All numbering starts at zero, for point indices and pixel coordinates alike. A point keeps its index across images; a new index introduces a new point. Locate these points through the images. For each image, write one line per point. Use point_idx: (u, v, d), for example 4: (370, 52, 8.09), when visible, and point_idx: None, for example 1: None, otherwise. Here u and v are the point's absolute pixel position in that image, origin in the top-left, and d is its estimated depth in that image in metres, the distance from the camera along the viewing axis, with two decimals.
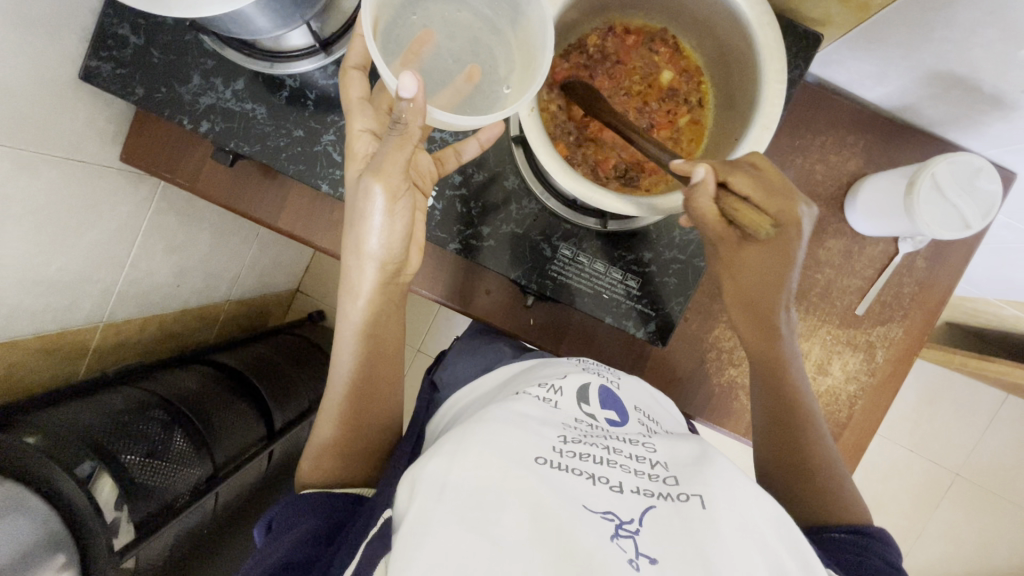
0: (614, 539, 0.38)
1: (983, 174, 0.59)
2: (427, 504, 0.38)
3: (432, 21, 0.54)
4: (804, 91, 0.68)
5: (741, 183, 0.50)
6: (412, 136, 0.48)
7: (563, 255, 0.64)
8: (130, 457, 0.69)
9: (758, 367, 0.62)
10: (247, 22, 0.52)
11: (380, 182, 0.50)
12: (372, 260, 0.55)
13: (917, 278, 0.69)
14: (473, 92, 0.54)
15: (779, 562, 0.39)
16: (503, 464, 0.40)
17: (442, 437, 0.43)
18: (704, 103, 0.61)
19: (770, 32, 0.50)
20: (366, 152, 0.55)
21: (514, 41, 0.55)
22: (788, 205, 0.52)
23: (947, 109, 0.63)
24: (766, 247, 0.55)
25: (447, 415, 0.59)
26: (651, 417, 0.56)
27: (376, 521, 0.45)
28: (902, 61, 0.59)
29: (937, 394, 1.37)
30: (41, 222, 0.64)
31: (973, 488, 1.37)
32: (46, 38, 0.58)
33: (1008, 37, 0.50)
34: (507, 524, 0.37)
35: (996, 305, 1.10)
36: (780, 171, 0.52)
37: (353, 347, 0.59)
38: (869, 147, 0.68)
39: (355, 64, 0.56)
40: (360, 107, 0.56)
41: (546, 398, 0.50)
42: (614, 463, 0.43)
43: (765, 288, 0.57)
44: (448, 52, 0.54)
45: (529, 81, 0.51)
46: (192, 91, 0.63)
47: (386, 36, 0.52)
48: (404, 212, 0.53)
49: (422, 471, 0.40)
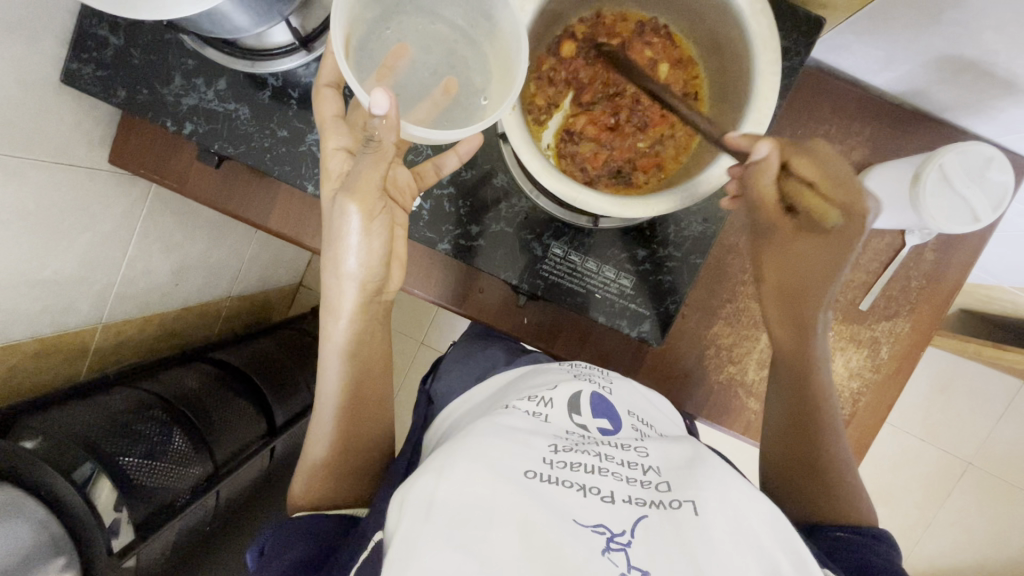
0: (605, 553, 0.37)
1: (995, 164, 0.56)
2: (414, 524, 0.37)
3: (405, 35, 0.52)
4: (805, 78, 0.65)
5: (805, 167, 0.51)
6: (387, 152, 0.47)
7: (555, 254, 0.63)
8: (130, 458, 0.70)
9: (784, 362, 0.61)
10: (224, 21, 0.51)
11: (356, 201, 0.49)
12: (351, 282, 0.54)
13: (925, 271, 0.67)
14: (451, 105, 0.52)
15: (772, 563, 0.38)
16: (492, 478, 0.39)
17: (431, 454, 0.42)
18: (700, 95, 0.58)
19: (763, 20, 0.48)
20: (341, 171, 0.53)
21: (489, 52, 0.53)
22: (855, 200, 0.52)
23: (957, 93, 0.60)
24: (828, 240, 0.55)
25: (443, 426, 0.58)
26: (646, 421, 0.55)
27: (366, 545, 0.45)
28: (909, 44, 0.56)
29: (950, 382, 1.34)
30: (31, 227, 0.64)
31: (985, 477, 1.35)
32: (25, 41, 0.57)
33: (1021, 18, 0.47)
34: (495, 541, 0.36)
35: (1012, 292, 1.07)
36: (843, 160, 0.53)
37: (342, 361, 0.58)
38: (875, 135, 0.66)
39: (329, 81, 0.55)
40: (334, 126, 0.54)
41: (535, 411, 0.49)
42: (606, 471, 0.42)
43: (811, 278, 0.57)
44: (425, 67, 0.52)
45: (505, 94, 0.49)
46: (174, 92, 0.62)
47: (358, 53, 0.50)
48: (382, 229, 0.52)
49: (410, 490, 0.39)
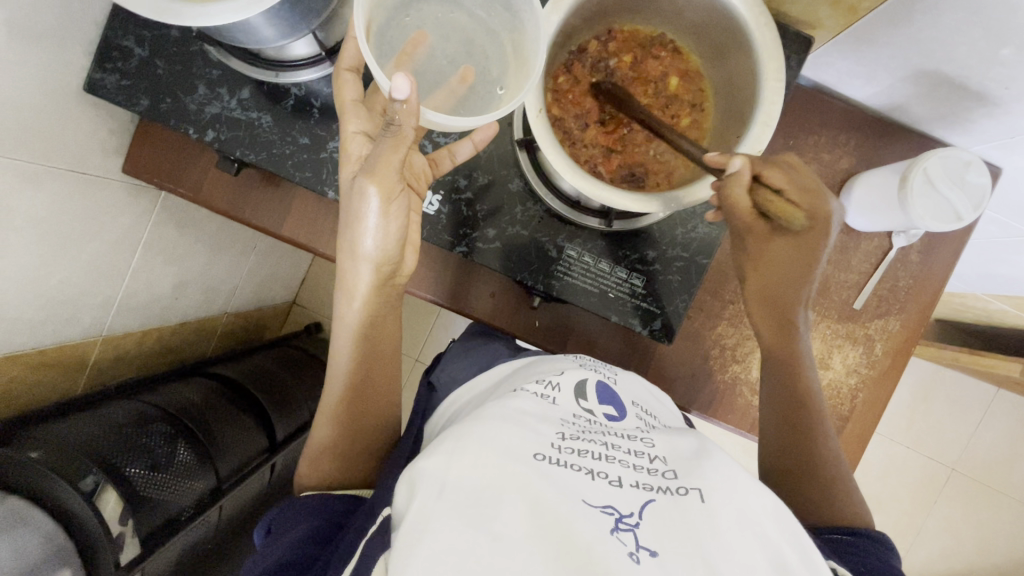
0: (614, 533, 0.37)
1: (972, 167, 0.61)
2: (427, 502, 0.37)
3: (425, 23, 0.55)
4: (797, 93, 0.70)
5: (774, 176, 0.54)
6: (405, 138, 0.48)
7: (569, 256, 0.65)
8: (135, 470, 0.68)
9: (772, 361, 0.64)
10: (254, 32, 0.53)
11: (374, 183, 0.50)
12: (366, 262, 0.56)
13: (912, 271, 0.71)
14: (467, 93, 0.55)
15: (779, 554, 0.39)
16: (504, 461, 0.39)
17: (442, 435, 0.42)
18: (706, 105, 0.62)
19: (768, 33, 0.52)
20: (361, 153, 0.56)
21: (506, 41, 0.56)
22: (817, 201, 0.56)
23: (934, 106, 0.65)
24: (798, 244, 0.58)
25: (446, 415, 0.60)
26: (650, 412, 0.56)
27: (374, 519, 0.47)
28: (890, 61, 0.62)
29: (930, 390, 1.39)
30: (44, 234, 0.64)
31: (969, 483, 1.39)
32: (51, 50, 0.58)
33: (990, 35, 0.53)
34: (507, 519, 0.36)
35: (985, 300, 1.13)
36: (810, 173, 0.57)
37: (348, 354, 0.60)
38: (861, 146, 0.71)
39: (350, 65, 0.57)
40: (354, 110, 0.56)
41: (544, 394, 0.50)
42: (613, 458, 0.43)
43: (789, 286, 0.60)
44: (443, 55, 0.55)
45: (523, 83, 0.52)
46: (197, 101, 0.64)
47: (379, 39, 0.53)
48: (399, 213, 0.53)
49: (421, 469, 0.39)
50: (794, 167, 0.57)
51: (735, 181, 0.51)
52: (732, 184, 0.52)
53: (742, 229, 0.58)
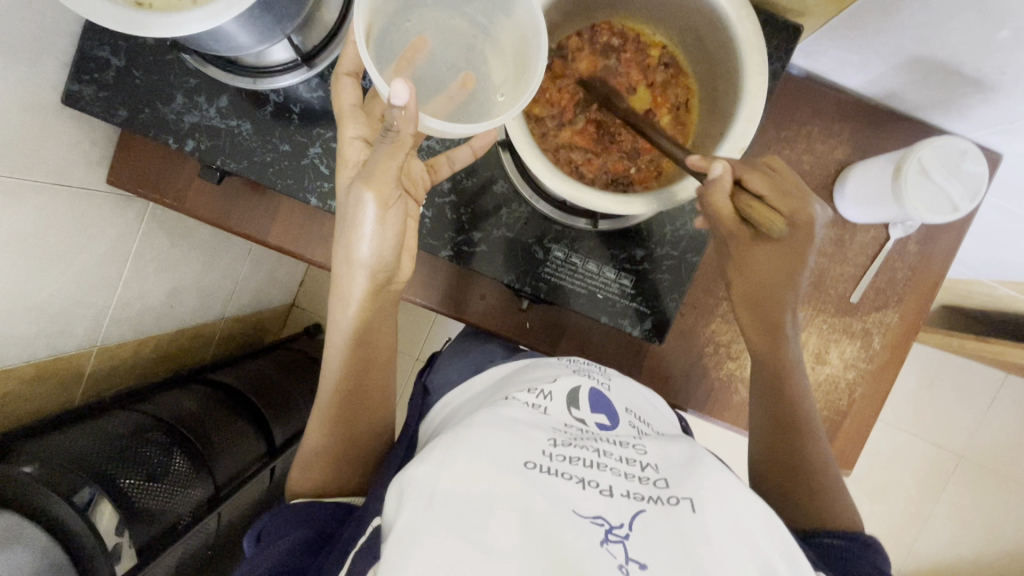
0: (604, 545, 0.36)
1: (968, 156, 0.59)
2: (412, 513, 0.37)
3: (427, 27, 0.54)
4: (787, 83, 0.69)
5: (756, 181, 0.53)
6: (404, 143, 0.48)
7: (556, 258, 0.64)
8: (129, 482, 0.68)
9: (758, 364, 0.63)
10: (227, 40, 0.52)
11: (372, 189, 0.50)
12: (362, 268, 0.54)
13: (910, 262, 0.70)
14: (468, 98, 0.54)
15: (769, 567, 0.38)
16: (493, 470, 0.38)
17: (433, 441, 0.42)
18: (691, 105, 0.61)
19: (750, 25, 0.50)
20: (358, 160, 0.55)
21: (503, 44, 0.54)
22: (798, 204, 0.55)
23: (930, 93, 0.63)
24: (780, 249, 0.57)
25: (436, 420, 0.59)
26: (643, 419, 0.55)
27: (366, 526, 0.46)
28: (882, 48, 0.60)
29: (936, 377, 1.37)
30: (30, 248, 0.63)
31: (977, 469, 1.38)
32: (27, 64, 0.57)
33: (985, 19, 0.51)
34: (496, 531, 0.35)
35: (990, 286, 1.11)
36: (792, 174, 0.57)
37: (336, 362, 0.59)
38: (855, 136, 0.69)
39: (348, 70, 0.56)
40: (353, 113, 0.55)
41: (534, 403, 0.49)
42: (604, 466, 0.42)
43: (774, 292, 0.59)
44: (443, 60, 0.54)
45: (523, 87, 0.51)
46: (176, 110, 0.63)
47: (379, 45, 0.51)
48: (396, 219, 0.52)
49: (410, 478, 0.39)
50: (777, 171, 0.57)
51: (716, 189, 0.51)
52: (714, 192, 0.51)
53: (725, 235, 0.58)
